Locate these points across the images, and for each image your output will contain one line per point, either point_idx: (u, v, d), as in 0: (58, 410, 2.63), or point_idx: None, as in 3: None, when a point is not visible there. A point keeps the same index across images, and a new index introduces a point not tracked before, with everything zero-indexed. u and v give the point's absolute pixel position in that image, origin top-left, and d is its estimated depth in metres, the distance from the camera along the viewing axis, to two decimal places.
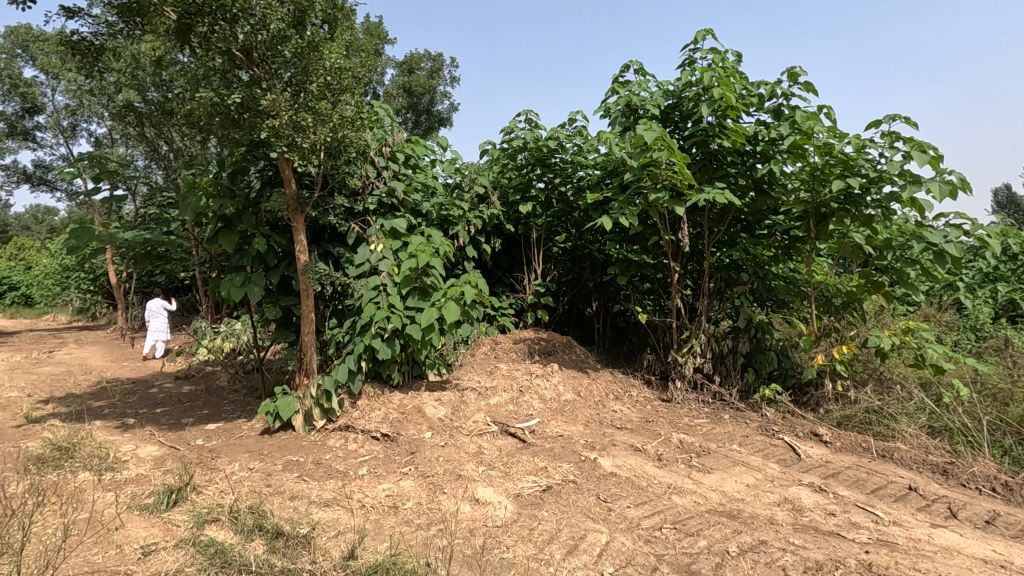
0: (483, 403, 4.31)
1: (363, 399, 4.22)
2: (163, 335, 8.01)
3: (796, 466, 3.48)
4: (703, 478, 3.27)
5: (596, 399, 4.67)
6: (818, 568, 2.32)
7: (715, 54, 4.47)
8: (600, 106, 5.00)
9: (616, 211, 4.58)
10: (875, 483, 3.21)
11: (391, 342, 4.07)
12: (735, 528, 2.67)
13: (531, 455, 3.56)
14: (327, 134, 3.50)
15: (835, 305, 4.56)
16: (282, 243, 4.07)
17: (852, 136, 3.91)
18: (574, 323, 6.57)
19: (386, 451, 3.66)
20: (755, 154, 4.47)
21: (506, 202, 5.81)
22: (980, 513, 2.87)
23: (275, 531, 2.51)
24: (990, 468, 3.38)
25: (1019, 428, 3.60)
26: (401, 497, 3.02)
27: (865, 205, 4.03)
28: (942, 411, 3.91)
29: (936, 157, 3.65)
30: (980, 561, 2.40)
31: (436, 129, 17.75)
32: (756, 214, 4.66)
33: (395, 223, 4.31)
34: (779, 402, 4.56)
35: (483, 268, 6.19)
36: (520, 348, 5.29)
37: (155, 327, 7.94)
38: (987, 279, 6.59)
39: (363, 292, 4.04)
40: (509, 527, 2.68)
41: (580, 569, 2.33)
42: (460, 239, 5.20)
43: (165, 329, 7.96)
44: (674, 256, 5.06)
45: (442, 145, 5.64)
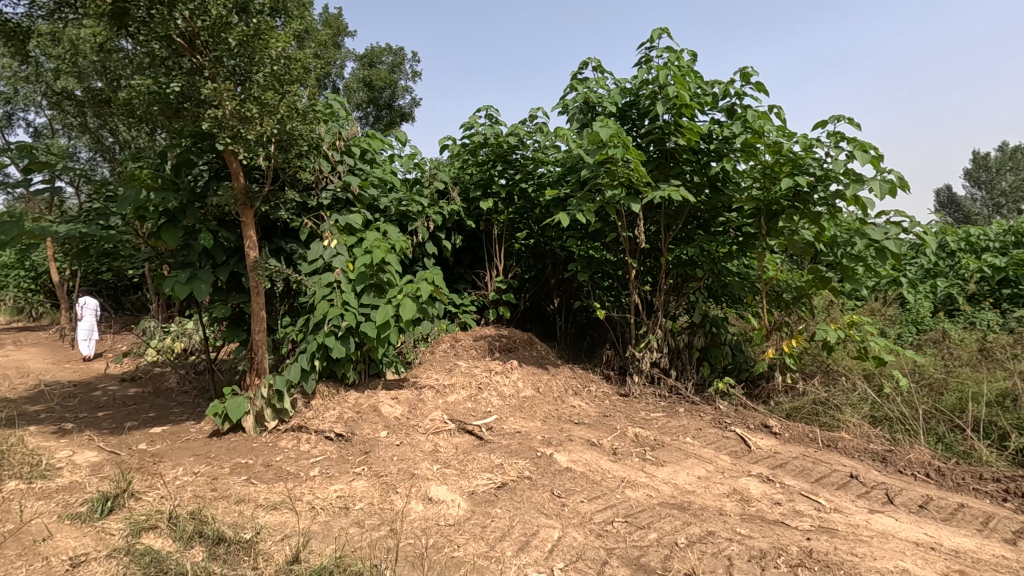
0: (440, 401, 4.27)
1: (317, 399, 4.12)
2: (94, 334, 7.72)
3: (746, 457, 3.57)
4: (656, 471, 3.32)
5: (555, 395, 4.69)
6: (761, 556, 2.38)
7: (671, 53, 4.53)
8: (559, 102, 5.01)
9: (573, 207, 4.59)
10: (819, 472, 3.31)
11: (346, 340, 3.99)
12: (685, 520, 2.71)
13: (488, 452, 3.55)
14: (274, 126, 3.39)
15: (786, 300, 4.70)
16: (230, 239, 3.93)
17: (800, 135, 4.03)
18: (536, 319, 6.58)
19: (339, 451, 3.58)
20: (710, 153, 4.54)
21: (467, 198, 5.77)
22: (914, 497, 3.00)
23: (216, 536, 2.42)
24: (926, 454, 3.53)
25: (952, 416, 3.78)
26: (353, 497, 2.95)
27: (813, 202, 4.16)
28: (883, 401, 4.07)
29: (877, 156, 3.79)
30: (913, 544, 2.50)
31: (398, 124, 17.54)
32: (711, 212, 4.75)
33: (350, 219, 4.23)
34: (732, 395, 4.65)
35: (444, 265, 6.12)
36: (480, 346, 5.25)
37: (85, 325, 7.61)
38: (927, 275, 6.87)
39: (316, 289, 3.93)
40: (462, 525, 2.66)
41: (531, 565, 2.32)
42: (418, 235, 5.15)
43: (96, 329, 7.65)
44: (632, 253, 5.11)
45: (401, 140, 5.57)
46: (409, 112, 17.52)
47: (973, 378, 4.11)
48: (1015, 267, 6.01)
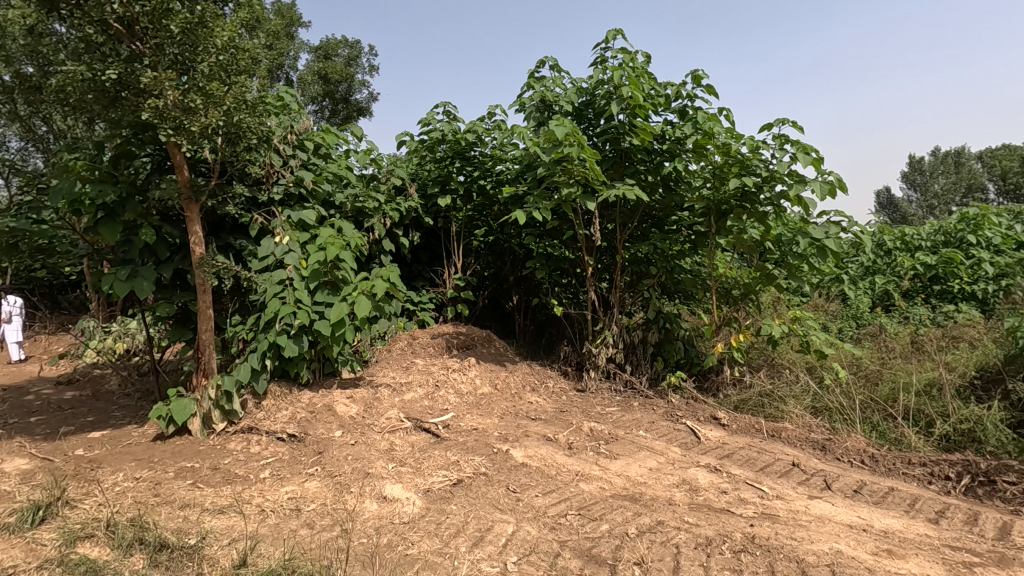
0: (397, 400, 4.23)
1: (268, 399, 4.02)
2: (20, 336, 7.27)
3: (696, 448, 3.69)
4: (610, 464, 3.39)
5: (512, 392, 4.72)
6: (707, 543, 2.47)
7: (626, 54, 4.62)
8: (516, 100, 5.03)
9: (530, 206, 4.61)
10: (763, 461, 3.46)
11: (299, 339, 3.91)
12: (636, 510, 2.78)
13: (444, 449, 3.54)
14: (220, 117, 3.27)
15: (735, 296, 4.87)
16: (174, 235, 3.78)
17: (748, 137, 4.18)
18: (495, 316, 6.58)
19: (291, 452, 3.50)
20: (663, 153, 4.66)
21: (425, 194, 5.72)
22: (850, 483, 3.17)
23: (158, 543, 2.33)
24: (861, 442, 3.73)
25: (886, 405, 4.00)
26: (304, 499, 2.90)
27: (759, 202, 4.32)
28: (823, 392, 4.28)
29: (818, 159, 3.98)
30: (847, 527, 2.65)
31: (355, 118, 17.28)
32: (665, 211, 4.87)
33: (303, 215, 4.13)
34: (683, 389, 4.80)
35: (402, 262, 6.07)
36: (437, 343, 5.20)
37: (11, 326, 7.17)
38: (867, 273, 7.23)
39: (267, 287, 3.82)
40: (416, 522, 2.65)
41: (484, 560, 2.33)
42: (375, 231, 5.08)
43: (22, 330, 7.21)
44: (589, 251, 5.19)
45: (357, 135, 5.47)
46: (366, 106, 17.27)
47: (904, 369, 4.36)
48: (944, 265, 6.41)
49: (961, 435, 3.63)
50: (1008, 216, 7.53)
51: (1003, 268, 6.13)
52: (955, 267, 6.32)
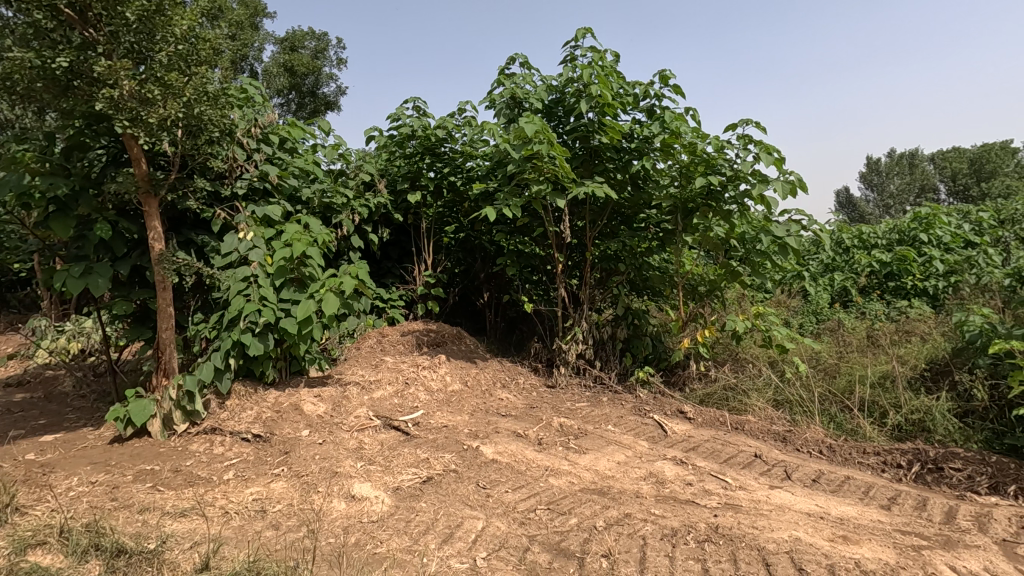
0: (366, 398, 4.18)
1: (232, 399, 3.92)
2: None
3: (663, 441, 3.76)
4: (579, 458, 3.43)
5: (483, 388, 4.72)
6: (672, 534, 2.52)
7: (595, 53, 4.65)
8: (486, 96, 5.02)
9: (500, 202, 4.61)
10: (727, 453, 3.55)
11: (264, 337, 3.82)
12: (604, 504, 2.82)
13: (413, 447, 3.52)
14: (179, 109, 3.17)
15: (701, 293, 4.98)
16: (132, 230, 3.65)
17: (713, 137, 4.26)
18: (466, 313, 6.57)
19: (257, 452, 3.43)
20: (631, 151, 4.72)
21: (394, 190, 5.66)
22: (809, 472, 3.28)
23: (115, 548, 2.25)
24: (820, 433, 3.86)
25: (843, 397, 4.16)
26: (270, 499, 2.84)
27: (724, 201, 4.42)
28: (784, 385, 4.42)
29: (780, 159, 4.09)
30: (805, 515, 2.74)
31: (322, 112, 16.99)
32: (633, 209, 4.93)
33: (268, 210, 4.04)
34: (651, 384, 4.88)
35: (371, 259, 6.00)
36: (407, 341, 5.16)
37: None
38: (826, 270, 7.48)
39: (230, 284, 3.72)
40: (385, 521, 2.63)
41: (453, 556, 2.33)
42: (343, 228, 5.01)
43: None
44: (559, 248, 5.23)
45: (324, 129, 5.37)
46: (334, 99, 17.00)
47: (860, 362, 4.53)
48: (898, 262, 6.67)
49: (912, 425, 3.80)
50: (957, 215, 7.87)
51: (952, 266, 6.42)
52: (909, 264, 6.58)
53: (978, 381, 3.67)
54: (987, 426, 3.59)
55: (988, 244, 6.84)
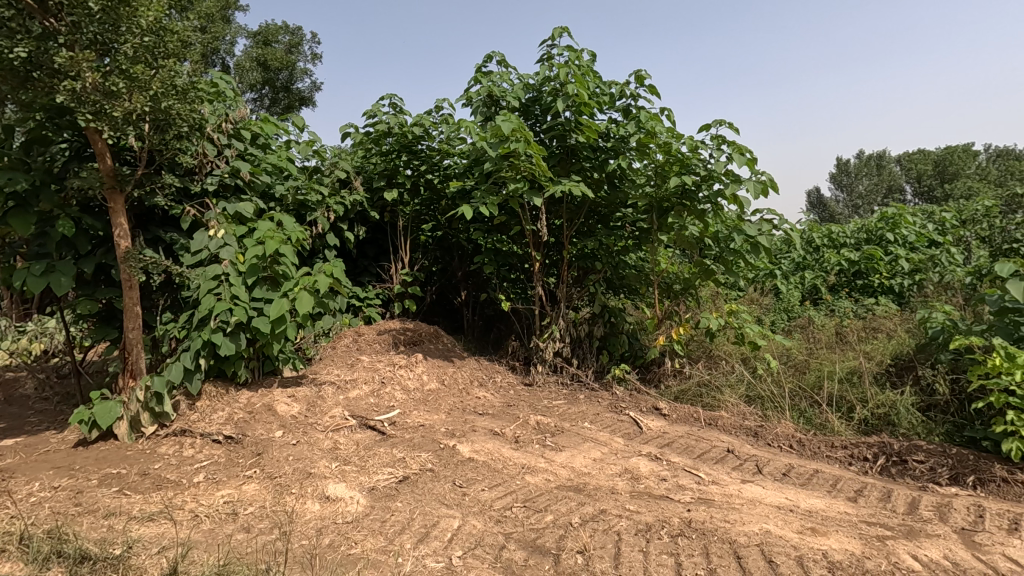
0: (341, 398, 4.14)
1: (203, 400, 3.84)
2: None
3: (638, 438, 3.81)
4: (555, 456, 3.44)
5: (460, 387, 4.71)
6: (646, 529, 2.55)
7: (571, 52, 4.68)
8: (462, 94, 5.00)
9: (477, 200, 4.60)
10: (701, 449, 3.61)
11: (236, 337, 3.75)
12: (580, 500, 2.84)
13: (389, 446, 3.50)
14: (146, 103, 3.09)
15: (676, 290, 5.04)
16: (96, 227, 3.54)
17: (687, 137, 4.32)
18: (444, 312, 6.54)
19: (228, 454, 3.36)
20: (607, 150, 4.75)
21: (370, 188, 5.61)
22: (779, 466, 3.35)
23: (78, 555, 2.18)
24: (790, 428, 3.94)
25: (812, 393, 4.26)
26: (241, 502, 2.79)
27: (698, 200, 4.48)
28: (756, 381, 4.51)
29: (752, 159, 4.16)
30: (776, 508, 2.80)
31: (297, 109, 16.77)
32: (610, 207, 4.97)
33: (240, 208, 3.96)
34: (627, 381, 4.93)
35: (347, 257, 5.94)
36: (384, 339, 5.12)
37: None
38: (797, 268, 7.64)
39: (201, 282, 3.64)
40: (360, 521, 2.61)
41: (429, 556, 2.32)
42: (318, 225, 4.94)
43: None
44: (536, 246, 5.24)
45: (299, 125, 5.29)
46: (309, 96, 16.79)
47: (829, 359, 4.64)
48: (866, 261, 6.85)
49: (878, 419, 3.91)
50: (922, 215, 8.12)
51: (917, 264, 6.62)
52: (876, 263, 6.77)
53: (940, 376, 3.79)
54: (948, 419, 3.70)
55: (950, 243, 7.07)
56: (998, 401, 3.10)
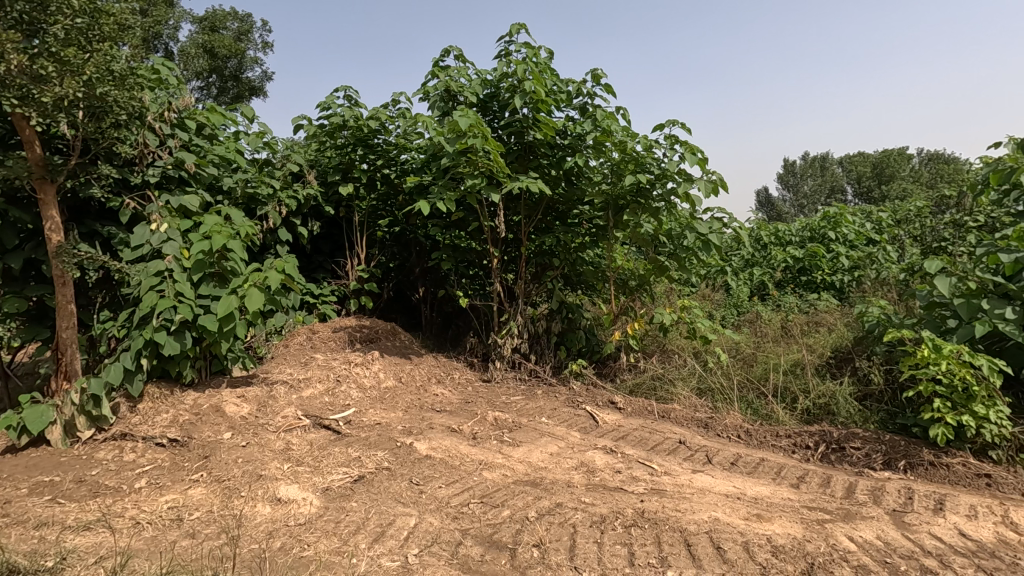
0: (294, 397, 4.03)
1: (145, 402, 3.66)
2: None
3: (594, 431, 3.87)
4: (512, 451, 3.46)
5: (417, 384, 4.67)
6: (601, 521, 2.60)
7: (529, 48, 4.68)
8: (420, 88, 4.94)
9: (435, 196, 4.56)
10: (654, 441, 3.70)
11: (181, 335, 3.59)
12: (537, 494, 2.87)
13: (344, 445, 3.43)
14: (79, 88, 2.92)
15: (631, 286, 5.15)
16: (25, 219, 3.32)
17: (642, 136, 4.41)
18: (401, 309, 6.45)
19: (172, 458, 3.22)
20: (565, 148, 4.79)
21: (325, 182, 5.47)
22: (728, 456, 3.48)
23: (5, 569, 2.04)
24: (738, 419, 4.09)
25: (759, 385, 4.43)
26: (187, 507, 2.68)
27: (652, 198, 4.58)
28: (707, 374, 4.66)
29: (703, 159, 4.29)
30: (724, 496, 2.91)
31: (247, 98, 16.23)
32: (567, 204, 5.02)
33: (185, 201, 3.79)
34: (584, 375, 5.00)
35: (300, 253, 5.78)
36: (339, 337, 5.02)
37: None
38: (746, 265, 7.93)
39: (141, 278, 3.46)
40: (314, 523, 2.55)
41: (384, 555, 2.30)
42: (269, 220, 4.78)
43: None
44: (494, 242, 5.24)
45: (248, 116, 5.10)
46: (260, 85, 16.29)
47: (775, 352, 4.84)
48: (810, 258, 7.17)
49: (819, 408, 4.10)
50: (861, 215, 8.57)
51: (856, 261, 6.98)
52: (819, 260, 7.10)
53: (875, 367, 4.03)
54: (882, 408, 3.92)
55: (886, 241, 7.49)
56: (927, 389, 3.30)
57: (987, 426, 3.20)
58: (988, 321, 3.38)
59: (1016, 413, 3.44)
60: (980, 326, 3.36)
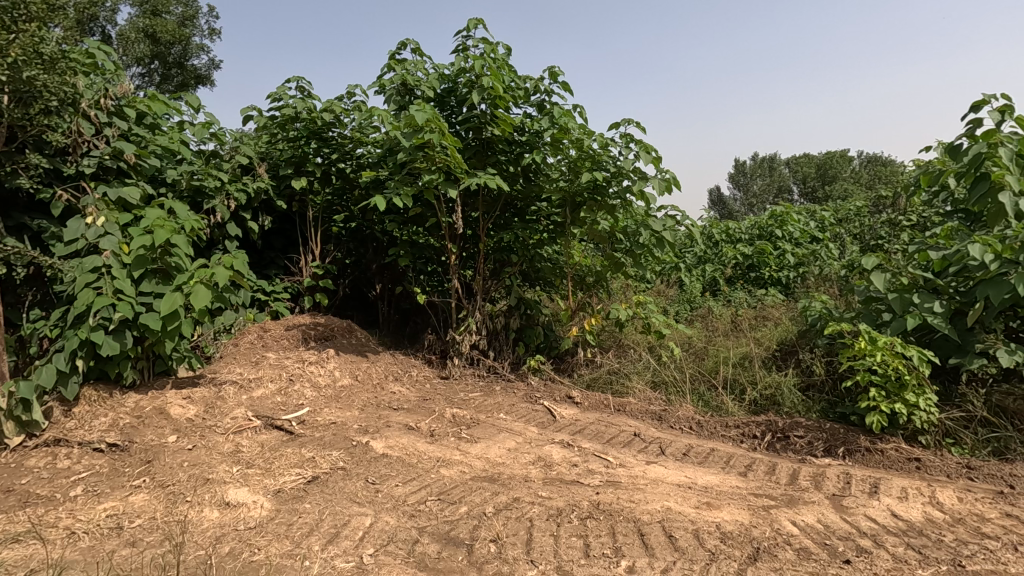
0: (244, 398, 3.90)
1: (81, 405, 3.47)
2: None
3: (552, 426, 3.91)
4: (470, 448, 3.46)
5: (374, 382, 4.60)
6: (557, 514, 2.63)
7: (487, 44, 4.66)
8: (375, 81, 4.85)
9: (391, 190, 4.48)
10: (610, 434, 3.77)
11: (120, 335, 3.40)
12: (494, 490, 2.88)
13: (297, 446, 3.35)
14: (3, 71, 2.76)
15: (588, 283, 5.21)
16: None
17: (598, 134, 4.46)
18: (357, 305, 6.33)
19: (112, 463, 3.06)
20: (523, 144, 4.80)
21: (277, 175, 5.31)
22: (680, 447, 3.58)
23: None
24: (690, 411, 4.22)
25: (710, 377, 4.58)
26: (127, 514, 2.56)
27: (609, 195, 4.65)
28: (660, 368, 4.77)
29: (657, 158, 4.37)
30: (677, 486, 2.99)
31: (192, 87, 15.57)
32: (525, 201, 5.03)
33: (124, 193, 3.61)
34: (542, 371, 5.04)
35: (251, 249, 5.60)
36: (292, 335, 4.88)
37: None
38: (699, 261, 8.17)
39: (76, 275, 3.28)
40: (265, 526, 2.48)
41: (338, 556, 2.25)
42: (217, 214, 4.59)
43: None
44: (452, 238, 5.21)
45: (193, 105, 4.88)
46: (206, 73, 15.68)
47: (725, 345, 5.01)
48: (758, 255, 7.44)
49: (765, 399, 4.27)
50: (806, 214, 8.94)
51: (801, 259, 7.30)
52: (767, 257, 7.37)
53: (817, 359, 4.23)
54: (823, 398, 4.12)
55: (829, 240, 7.85)
56: (863, 379, 3.49)
57: (917, 413, 3.41)
58: (918, 314, 3.58)
59: (942, 400, 3.68)
60: (912, 319, 3.56)
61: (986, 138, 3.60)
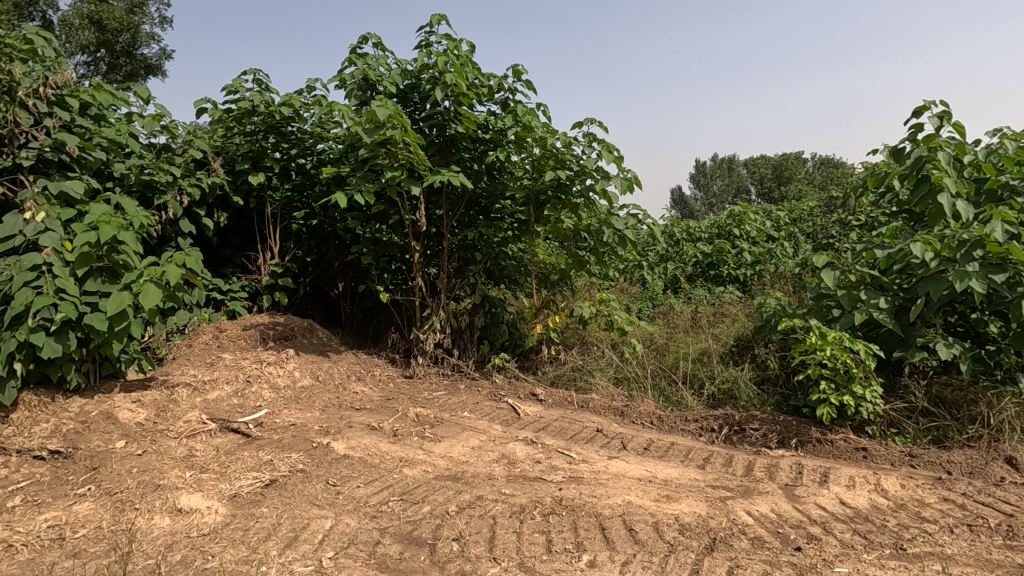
0: (198, 400, 3.77)
1: (20, 411, 3.29)
2: None
3: (516, 424, 3.92)
4: (434, 447, 3.44)
5: (335, 382, 4.52)
6: (521, 510, 2.64)
7: (450, 41, 4.63)
8: (336, 75, 4.76)
9: (352, 187, 4.40)
10: (574, 430, 3.81)
11: (63, 336, 3.24)
12: (457, 489, 2.87)
13: (254, 449, 3.25)
14: None
15: (552, 281, 5.24)
16: None
17: (562, 133, 4.49)
18: (319, 305, 6.20)
19: (55, 471, 2.91)
20: (487, 142, 4.80)
21: (233, 170, 5.15)
22: (641, 442, 3.65)
23: None
24: (651, 406, 4.30)
25: (670, 373, 4.68)
26: (71, 524, 2.44)
27: (572, 194, 4.69)
28: (623, 364, 4.85)
29: (619, 158, 4.43)
30: (637, 480, 3.04)
31: (141, 78, 14.93)
32: (490, 198, 5.03)
33: (67, 187, 3.44)
34: (507, 369, 5.04)
35: (206, 246, 5.42)
36: (249, 335, 4.75)
37: None
38: (661, 260, 8.33)
39: (14, 273, 3.10)
40: (219, 532, 2.40)
41: (297, 560, 2.20)
42: (169, 210, 4.42)
43: None
44: (416, 236, 5.16)
45: (143, 96, 4.68)
46: (157, 64, 15.05)
47: (684, 342, 5.13)
48: (718, 253, 7.63)
49: (723, 393, 4.38)
50: (762, 214, 9.23)
51: (757, 257, 7.53)
52: (725, 255, 7.57)
53: (772, 354, 4.39)
54: (778, 391, 4.26)
55: (783, 239, 8.12)
56: (814, 373, 3.63)
57: (864, 405, 3.56)
58: (865, 310, 3.75)
59: (887, 392, 3.86)
60: (859, 315, 3.72)
61: (926, 142, 3.80)
